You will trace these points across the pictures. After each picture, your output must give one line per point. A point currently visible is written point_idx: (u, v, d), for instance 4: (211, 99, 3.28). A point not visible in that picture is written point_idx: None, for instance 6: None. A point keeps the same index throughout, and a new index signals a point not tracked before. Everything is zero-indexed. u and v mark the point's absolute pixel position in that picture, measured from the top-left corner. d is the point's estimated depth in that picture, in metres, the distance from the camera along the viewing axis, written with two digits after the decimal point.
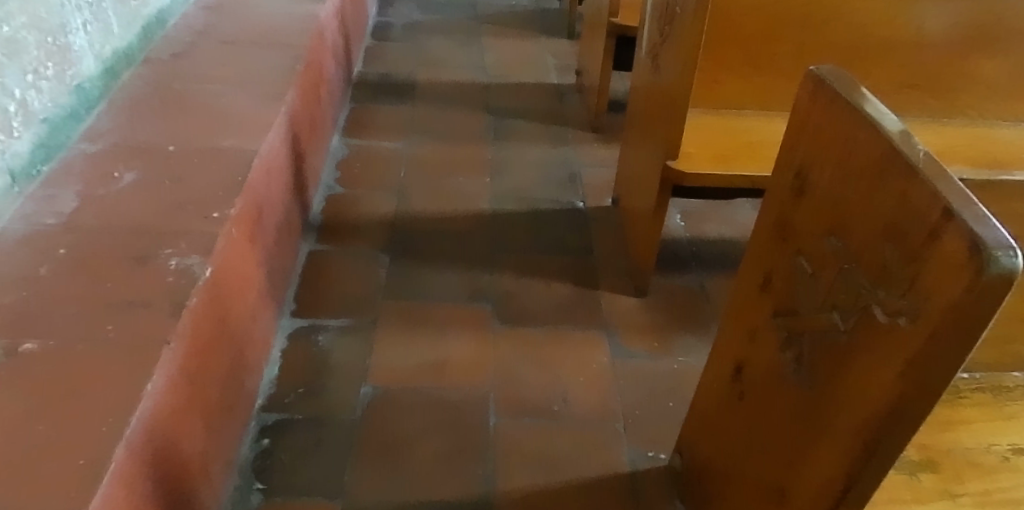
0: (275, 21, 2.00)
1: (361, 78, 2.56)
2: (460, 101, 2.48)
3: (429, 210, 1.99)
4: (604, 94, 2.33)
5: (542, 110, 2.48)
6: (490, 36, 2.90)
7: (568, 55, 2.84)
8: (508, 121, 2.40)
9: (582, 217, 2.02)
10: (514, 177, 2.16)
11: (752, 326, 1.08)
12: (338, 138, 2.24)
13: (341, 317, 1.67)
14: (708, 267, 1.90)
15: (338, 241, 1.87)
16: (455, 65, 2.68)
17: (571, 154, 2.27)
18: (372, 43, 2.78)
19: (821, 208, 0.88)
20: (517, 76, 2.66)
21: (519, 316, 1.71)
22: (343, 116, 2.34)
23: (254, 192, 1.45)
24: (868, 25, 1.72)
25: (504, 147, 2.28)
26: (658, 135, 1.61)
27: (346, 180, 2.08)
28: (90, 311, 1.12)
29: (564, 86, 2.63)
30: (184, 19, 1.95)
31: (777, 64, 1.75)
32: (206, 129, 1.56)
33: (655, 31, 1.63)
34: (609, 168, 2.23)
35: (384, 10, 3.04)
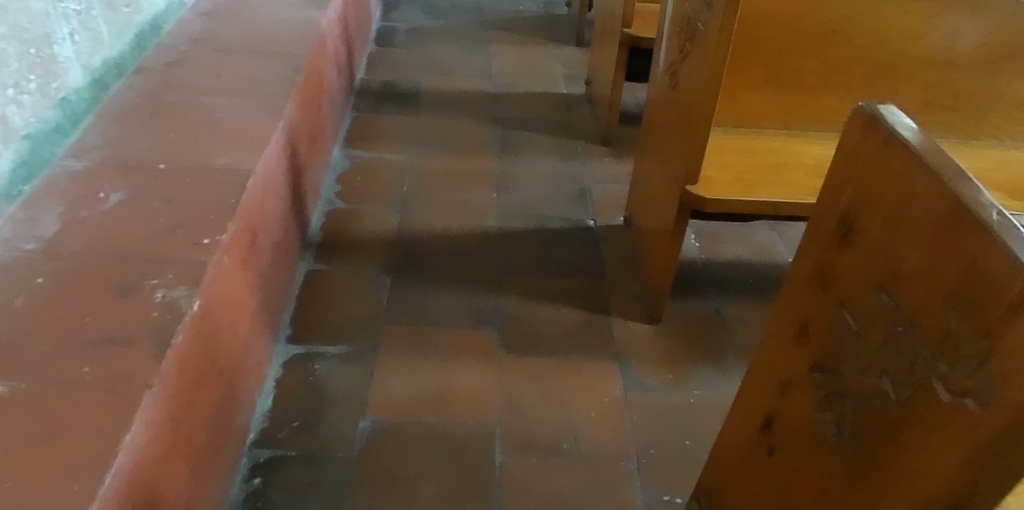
0: (274, 28, 1.92)
1: (365, 86, 2.47)
2: (466, 111, 2.39)
3: (432, 227, 1.91)
4: (616, 106, 2.24)
5: (551, 121, 2.39)
6: (498, 43, 2.81)
7: (578, 64, 2.75)
8: (515, 133, 2.32)
9: (593, 237, 1.93)
10: (522, 193, 2.07)
11: (784, 377, 1.00)
12: (339, 149, 2.15)
13: (338, 343, 1.58)
14: (725, 292, 1.82)
15: (337, 260, 1.78)
16: (461, 73, 2.60)
17: (581, 169, 2.18)
18: (375, 49, 2.69)
19: (871, 260, 0.80)
20: (525, 85, 2.58)
21: (527, 343, 1.62)
22: (344, 126, 2.26)
23: (247, 214, 1.36)
24: (898, 42, 1.63)
25: (511, 160, 2.20)
26: (678, 158, 1.52)
27: (347, 194, 2.00)
28: (67, 349, 1.04)
29: (573, 96, 2.55)
30: (179, 25, 1.87)
31: (801, 82, 1.66)
32: (198, 144, 1.47)
33: (674, 47, 1.54)
34: (620, 183, 2.14)
35: (388, 14, 2.95)
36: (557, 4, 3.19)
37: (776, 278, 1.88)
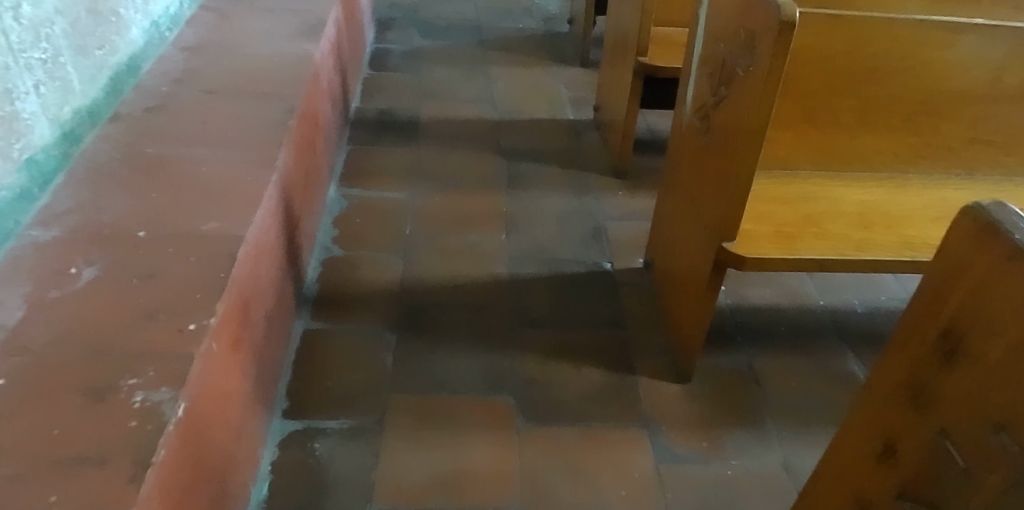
0: (263, 65, 1.78)
1: (360, 116, 2.33)
2: (469, 142, 2.26)
3: (439, 275, 1.77)
4: (629, 136, 2.11)
5: (559, 151, 2.25)
6: (499, 66, 2.68)
7: (584, 87, 2.61)
8: (522, 165, 2.18)
9: (611, 282, 1.80)
10: (532, 233, 1.93)
11: (862, 496, 0.87)
12: (335, 188, 2.01)
13: (341, 415, 1.43)
14: (756, 343, 1.68)
15: (337, 316, 1.64)
16: (462, 99, 2.46)
17: (595, 205, 2.05)
18: (370, 74, 2.56)
19: (982, 388, 0.67)
20: (530, 111, 2.44)
21: (546, 409, 1.48)
22: (340, 162, 2.12)
23: (239, 287, 1.22)
24: (942, 76, 1.51)
25: (519, 196, 2.06)
26: (713, 211, 1.39)
27: (345, 238, 1.86)
28: (31, 472, 0.89)
29: (581, 122, 2.41)
30: (160, 63, 1.73)
31: (837, 120, 1.54)
32: (182, 205, 1.33)
33: (705, 88, 1.41)
34: (637, 220, 2.01)
35: (383, 35, 2.81)
36: (559, 21, 3.06)
37: (810, 324, 1.75)
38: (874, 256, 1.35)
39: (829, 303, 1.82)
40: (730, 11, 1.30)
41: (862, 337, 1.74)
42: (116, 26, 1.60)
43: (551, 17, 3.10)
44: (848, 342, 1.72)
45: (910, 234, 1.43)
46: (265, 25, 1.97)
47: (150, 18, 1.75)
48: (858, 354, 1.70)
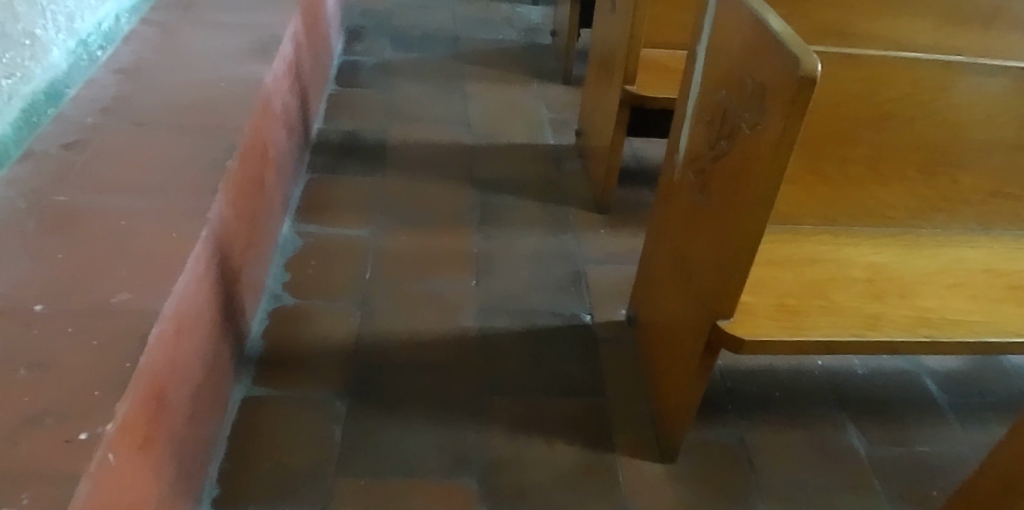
0: (205, 91, 1.58)
1: (322, 139, 2.15)
2: (440, 170, 2.08)
3: (398, 330, 1.60)
4: (613, 169, 1.93)
5: (537, 182, 2.08)
6: (475, 83, 2.50)
7: (566, 108, 2.44)
8: (497, 199, 2.00)
9: (589, 339, 1.63)
10: (505, 279, 1.76)
11: None
12: (289, 223, 1.83)
13: (279, 506, 1.26)
14: (748, 412, 1.52)
15: (282, 380, 1.46)
16: (434, 120, 2.28)
17: (574, 245, 1.88)
18: (336, 91, 2.37)
19: None
20: (507, 135, 2.27)
21: (513, 496, 1.32)
22: (297, 193, 1.93)
23: (151, 376, 1.04)
24: (965, 124, 1.35)
25: (493, 234, 1.88)
26: (708, 282, 1.20)
27: (297, 285, 1.67)
28: None
29: (561, 148, 2.24)
30: (88, 88, 1.53)
31: (846, 171, 1.37)
32: (92, 270, 1.14)
33: (701, 137, 1.21)
34: (619, 263, 1.84)
35: (352, 46, 2.62)
36: (541, 33, 2.89)
37: (807, 390, 1.59)
38: (889, 337, 1.19)
39: (828, 363, 1.66)
40: (733, 50, 1.08)
41: (864, 404, 1.58)
42: (30, 50, 1.40)
43: (533, 28, 2.92)
44: (848, 410, 1.56)
45: (926, 306, 1.27)
46: (214, 42, 1.77)
47: (76, 37, 1.54)
48: (859, 425, 1.54)
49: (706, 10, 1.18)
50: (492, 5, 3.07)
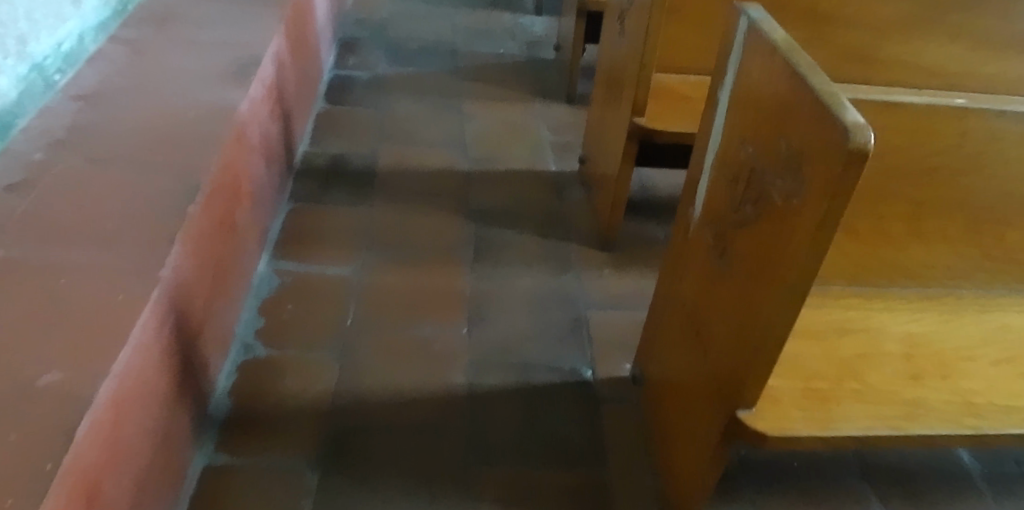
0: (172, 122, 1.44)
1: (307, 163, 2.00)
2: (432, 199, 1.94)
3: (380, 385, 1.45)
4: (619, 204, 1.79)
5: (537, 214, 1.93)
6: (473, 102, 2.36)
7: (569, 129, 2.29)
8: (493, 232, 1.86)
9: (590, 399, 1.48)
10: (499, 326, 1.61)
11: None
12: (266, 259, 1.68)
13: None
14: (763, 486, 1.38)
15: (248, 447, 1.32)
16: (427, 143, 2.14)
17: (576, 287, 1.73)
18: (324, 109, 2.24)
19: None
20: (505, 160, 2.12)
21: None
22: (277, 225, 1.79)
23: (79, 474, 0.90)
24: (1015, 177, 1.19)
25: (488, 273, 1.73)
26: (725, 363, 1.05)
27: (271, 332, 1.53)
28: None
29: (563, 175, 2.09)
30: (42, 118, 1.38)
31: (881, 228, 1.22)
32: (21, 339, 0.99)
33: (721, 194, 1.05)
34: (624, 307, 1.69)
35: (343, 60, 2.49)
36: (543, 47, 2.75)
37: (828, 458, 1.44)
38: (931, 429, 1.04)
39: None
40: (763, 100, 0.92)
41: (891, 475, 1.44)
42: None
43: (535, 41, 2.79)
44: (874, 483, 1.42)
45: (971, 388, 1.12)
46: (186, 64, 1.62)
47: (29, 61, 1.40)
48: (886, 500, 1.39)
49: (729, 48, 1.02)
50: (493, 15, 2.94)
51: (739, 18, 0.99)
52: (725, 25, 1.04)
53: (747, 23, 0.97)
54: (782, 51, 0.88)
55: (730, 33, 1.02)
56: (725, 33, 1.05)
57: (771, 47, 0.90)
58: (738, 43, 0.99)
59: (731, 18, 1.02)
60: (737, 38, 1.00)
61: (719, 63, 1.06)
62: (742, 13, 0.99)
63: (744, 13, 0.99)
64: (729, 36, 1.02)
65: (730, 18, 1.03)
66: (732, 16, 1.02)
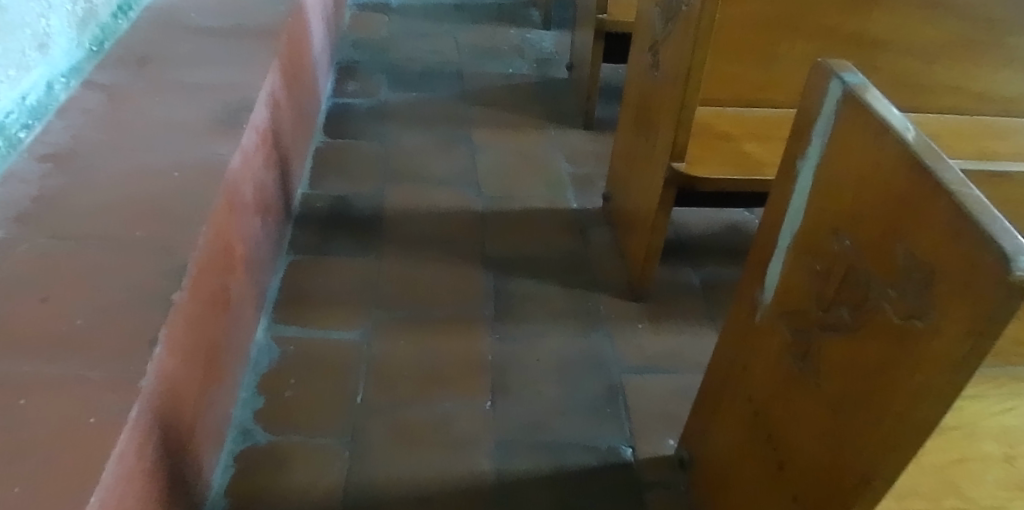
0: (154, 185, 1.27)
1: (308, 209, 1.84)
2: (445, 247, 1.77)
3: (397, 476, 1.29)
4: (654, 251, 1.62)
5: (561, 260, 1.77)
6: (484, 132, 2.20)
7: (588, 161, 2.13)
8: (513, 284, 1.69)
9: (632, 485, 1.31)
10: (527, 397, 1.45)
11: None
12: (265, 324, 1.52)
13: None
14: None
15: None
16: (437, 180, 1.99)
17: (608, 348, 1.56)
18: (323, 144, 2.08)
19: None
20: (522, 198, 1.96)
21: None
22: (276, 283, 1.62)
23: None
24: None
25: (511, 334, 1.57)
26: (808, 483, 0.89)
27: (272, 413, 1.37)
28: None
29: (586, 213, 1.93)
30: (5, 185, 1.22)
31: None
32: None
33: (802, 284, 0.89)
34: (663, 370, 1.53)
35: (343, 87, 2.34)
36: (555, 66, 2.59)
37: None
38: None
39: None
40: (867, 185, 0.77)
41: None
42: None
43: (546, 60, 2.63)
44: None
45: None
46: (171, 112, 1.46)
47: None
48: None
49: (815, 116, 0.87)
50: (499, 31, 2.78)
51: (830, 81, 0.84)
52: (808, 86, 0.89)
53: (843, 89, 0.82)
54: (896, 132, 0.73)
55: (816, 97, 0.87)
56: (805, 95, 0.89)
57: (879, 124, 0.75)
58: (830, 112, 0.84)
59: (816, 80, 0.87)
60: (826, 104, 0.85)
61: (798, 130, 0.91)
62: (834, 76, 0.84)
63: (838, 78, 0.83)
64: (814, 101, 0.87)
65: (814, 80, 0.88)
66: (817, 78, 0.87)
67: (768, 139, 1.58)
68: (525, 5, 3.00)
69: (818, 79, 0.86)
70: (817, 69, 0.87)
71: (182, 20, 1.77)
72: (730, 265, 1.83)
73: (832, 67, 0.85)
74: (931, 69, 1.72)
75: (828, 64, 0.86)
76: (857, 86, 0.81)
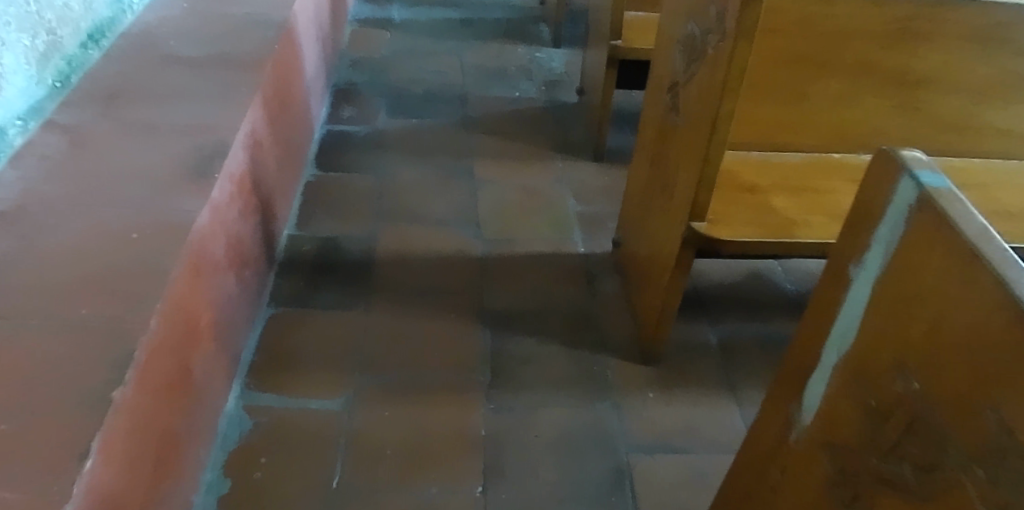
0: (107, 250, 1.13)
1: (293, 253, 1.71)
2: (440, 298, 1.63)
3: None
4: (668, 315, 1.47)
5: (565, 316, 1.62)
6: (486, 164, 2.05)
7: (598, 197, 1.98)
8: (512, 343, 1.55)
9: None
10: (523, 482, 1.30)
11: None
12: (236, 392, 1.39)
13: None
14: None
15: None
16: (433, 220, 1.84)
17: (615, 421, 1.42)
18: (314, 177, 1.94)
19: None
20: (525, 241, 1.81)
21: None
22: (253, 341, 1.49)
23: None
24: None
25: (507, 404, 1.43)
26: None
27: (238, 499, 1.23)
28: None
29: (594, 260, 1.78)
30: None
31: None
32: None
33: (849, 417, 0.74)
34: (676, 450, 1.38)
35: (339, 112, 2.20)
36: (564, 88, 2.44)
37: None
38: None
39: None
40: (945, 322, 0.61)
41: None
42: None
43: (555, 82, 2.47)
44: None
45: None
46: (136, 158, 1.31)
47: None
48: None
49: (879, 218, 0.71)
50: (506, 50, 2.63)
51: (899, 178, 0.69)
52: (870, 179, 0.73)
53: (918, 193, 0.66)
54: (991, 265, 0.57)
55: (883, 196, 0.71)
56: (866, 189, 0.74)
57: (967, 249, 0.60)
58: (897, 217, 0.69)
59: (880, 172, 0.72)
60: (894, 206, 0.69)
61: (855, 229, 0.75)
62: (907, 175, 0.68)
63: (910, 176, 0.68)
64: (876, 199, 0.72)
65: (877, 172, 0.72)
66: (883, 171, 0.71)
67: (797, 194, 1.42)
68: (534, 20, 2.85)
69: (885, 174, 0.70)
70: (884, 159, 0.71)
71: (159, 48, 1.62)
72: (750, 322, 1.68)
73: (903, 161, 0.69)
74: (979, 111, 1.54)
75: (897, 156, 0.70)
76: (937, 192, 0.65)
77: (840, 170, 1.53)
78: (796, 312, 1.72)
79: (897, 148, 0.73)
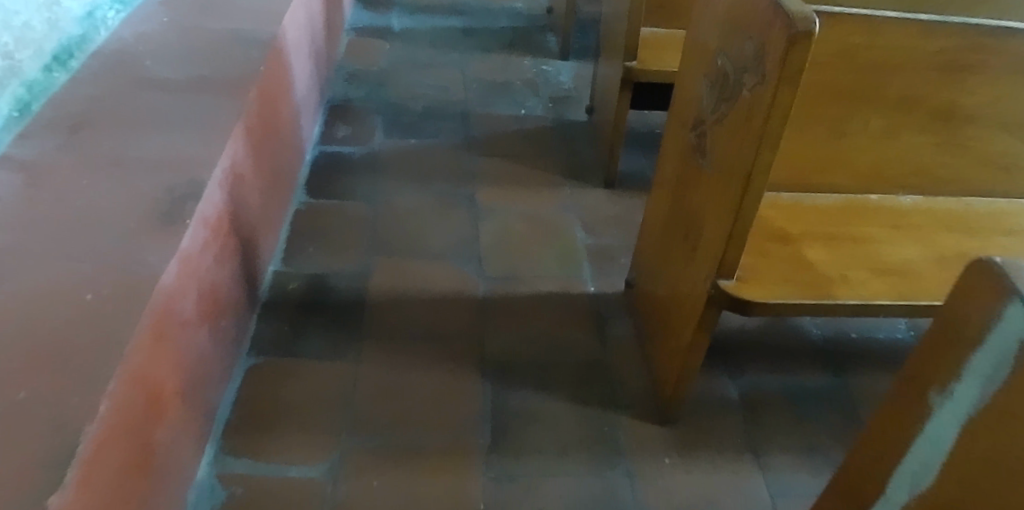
0: (56, 318, 0.99)
1: (278, 291, 1.57)
2: (436, 346, 1.49)
3: None
4: (688, 375, 1.32)
5: (573, 367, 1.49)
6: (489, 190, 1.91)
7: (609, 228, 1.84)
8: (515, 399, 1.41)
9: None
10: None
11: None
12: (208, 458, 1.26)
13: None
14: None
15: None
16: (432, 254, 1.70)
17: (628, 494, 1.29)
18: (305, 205, 1.80)
19: None
20: (531, 279, 1.67)
21: None
22: (230, 396, 1.35)
23: None
24: None
25: (508, 472, 1.30)
26: None
27: None
28: None
29: (605, 300, 1.64)
30: None
31: None
32: None
33: None
34: None
35: (333, 131, 2.06)
36: (572, 106, 2.29)
37: None
38: None
39: None
40: None
41: None
42: None
43: (562, 98, 2.33)
44: None
45: None
46: (98, 201, 1.17)
47: None
48: None
49: (980, 340, 0.64)
50: (512, 62, 2.48)
51: (1008, 304, 0.62)
52: (967, 294, 0.66)
53: None
54: None
55: (985, 317, 0.64)
56: (963, 303, 0.67)
57: None
58: (1003, 344, 0.62)
59: (982, 288, 0.65)
60: (999, 332, 0.62)
61: (947, 343, 0.69)
62: (1016, 300, 0.61)
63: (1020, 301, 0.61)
64: (979, 318, 0.65)
65: (979, 288, 0.65)
66: (984, 285, 0.65)
67: (833, 243, 1.28)
68: (541, 30, 2.70)
69: (988, 294, 0.64)
70: (985, 274, 0.65)
71: (134, 69, 1.47)
72: (773, 374, 1.54)
73: (1011, 282, 0.62)
74: None
75: (1001, 274, 0.63)
76: None
77: (878, 213, 1.38)
78: (823, 362, 1.59)
79: (997, 258, 0.66)
